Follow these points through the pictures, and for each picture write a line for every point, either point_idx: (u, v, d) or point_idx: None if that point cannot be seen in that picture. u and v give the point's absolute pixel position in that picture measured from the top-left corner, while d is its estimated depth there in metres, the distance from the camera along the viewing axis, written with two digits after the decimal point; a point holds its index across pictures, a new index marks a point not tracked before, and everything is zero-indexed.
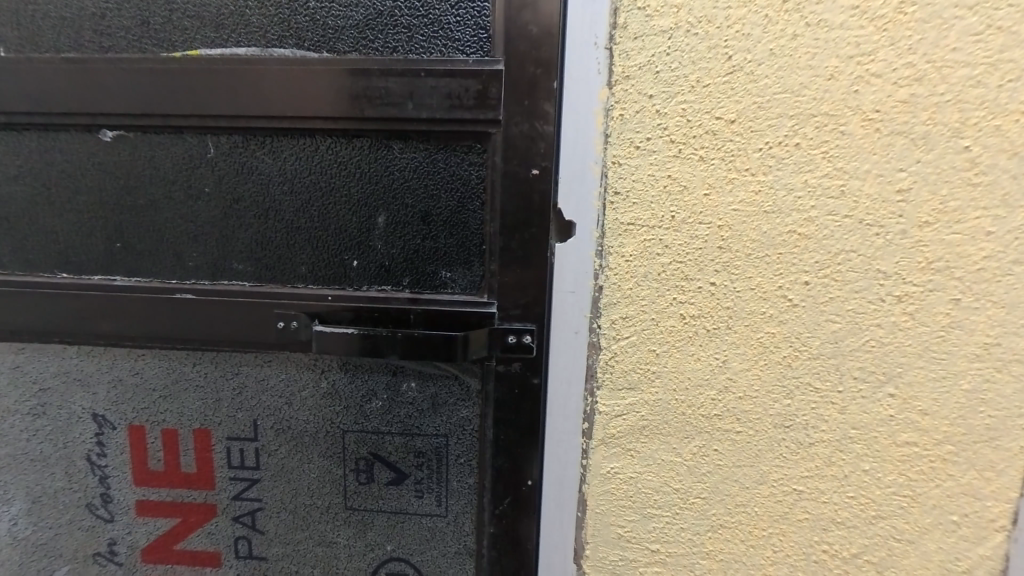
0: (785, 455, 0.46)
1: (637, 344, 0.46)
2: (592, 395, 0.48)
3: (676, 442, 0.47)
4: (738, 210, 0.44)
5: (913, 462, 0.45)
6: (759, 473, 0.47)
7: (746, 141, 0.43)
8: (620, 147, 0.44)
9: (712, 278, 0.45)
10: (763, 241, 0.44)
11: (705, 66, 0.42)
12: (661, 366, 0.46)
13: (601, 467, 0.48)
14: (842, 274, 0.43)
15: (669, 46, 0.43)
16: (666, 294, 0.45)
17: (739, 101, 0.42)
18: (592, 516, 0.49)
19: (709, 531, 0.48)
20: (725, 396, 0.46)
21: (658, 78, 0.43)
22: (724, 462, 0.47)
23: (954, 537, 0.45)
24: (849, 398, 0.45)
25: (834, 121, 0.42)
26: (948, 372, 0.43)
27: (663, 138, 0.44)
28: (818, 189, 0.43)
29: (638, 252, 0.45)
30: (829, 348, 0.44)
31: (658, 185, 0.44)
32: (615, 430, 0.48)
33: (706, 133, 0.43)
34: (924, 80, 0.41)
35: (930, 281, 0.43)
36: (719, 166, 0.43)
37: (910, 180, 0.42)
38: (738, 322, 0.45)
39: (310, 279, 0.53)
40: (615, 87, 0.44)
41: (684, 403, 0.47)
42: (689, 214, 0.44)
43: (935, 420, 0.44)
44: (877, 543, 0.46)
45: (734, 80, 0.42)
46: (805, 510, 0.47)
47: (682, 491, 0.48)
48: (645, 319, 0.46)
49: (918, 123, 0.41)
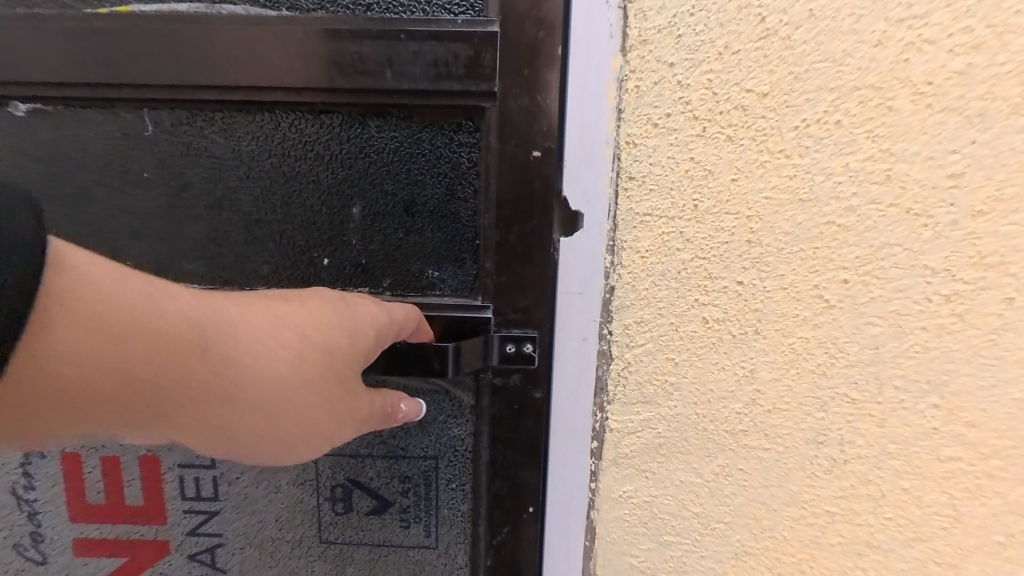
0: (816, 473, 0.41)
1: (654, 353, 0.41)
2: (602, 410, 0.42)
3: (698, 461, 0.42)
4: (770, 198, 0.38)
5: (957, 479, 0.40)
6: (788, 494, 0.42)
7: (780, 118, 0.37)
8: (636, 125, 0.38)
9: (739, 276, 0.39)
10: (796, 234, 0.38)
11: (735, 29, 0.36)
12: (681, 377, 0.41)
13: (612, 491, 0.43)
14: (884, 271, 0.38)
15: (694, 4, 0.36)
16: (686, 295, 0.40)
17: (773, 71, 0.37)
18: (601, 545, 0.44)
19: (732, 558, 0.43)
20: (752, 409, 0.41)
21: (680, 43, 0.37)
22: (750, 483, 0.42)
23: (1000, 560, 0.41)
24: (889, 411, 0.40)
25: (880, 95, 0.36)
26: (998, 380, 0.39)
27: (686, 114, 0.38)
28: (861, 174, 0.37)
29: (656, 246, 0.39)
30: (868, 355, 0.39)
31: (679, 169, 0.38)
32: (628, 449, 0.42)
33: (734, 108, 0.37)
34: (984, 47, 0.35)
35: (981, 278, 0.38)
36: (749, 147, 0.38)
37: (964, 164, 0.37)
38: (768, 326, 0.40)
39: (274, 279, 0.46)
40: (629, 54, 0.37)
41: (706, 418, 0.41)
42: (714, 203, 0.38)
43: (984, 434, 0.39)
44: (914, 567, 0.42)
45: (767, 47, 0.36)
46: (839, 533, 0.42)
47: (702, 516, 0.42)
48: (663, 324, 0.40)
49: (975, 98, 0.36)
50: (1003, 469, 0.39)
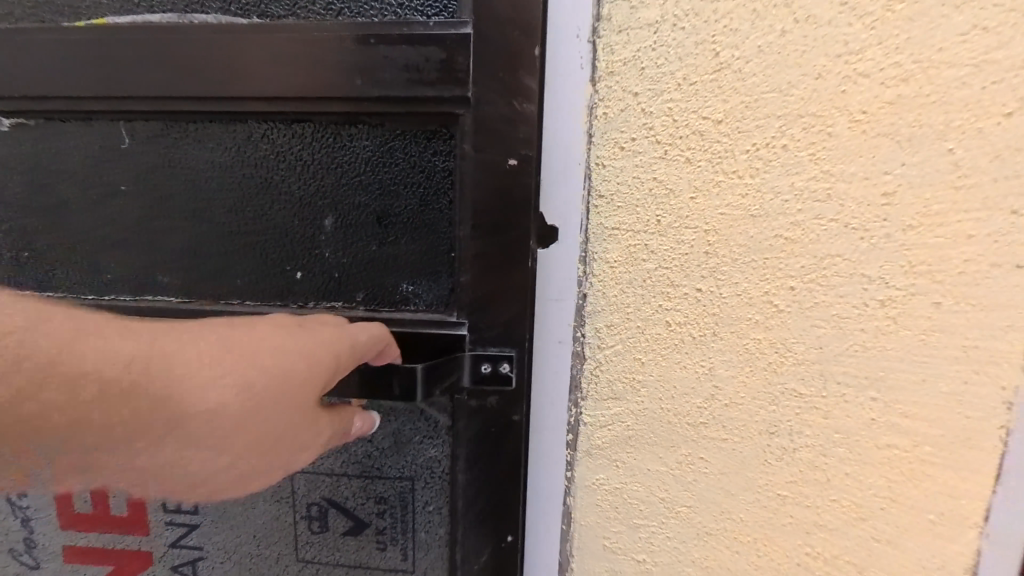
0: (769, 460, 0.46)
1: (623, 353, 0.45)
2: (577, 406, 0.47)
3: (664, 450, 0.46)
4: (725, 214, 0.42)
5: (894, 464, 0.45)
6: (745, 479, 0.46)
7: (734, 142, 0.41)
8: (605, 148, 0.42)
9: (699, 283, 0.43)
10: (749, 246, 0.42)
11: (693, 62, 0.40)
12: (648, 374, 0.45)
13: (586, 479, 0.47)
14: (828, 279, 0.43)
15: (656, 40, 0.40)
16: (652, 301, 0.44)
17: (727, 99, 0.41)
18: (577, 528, 0.48)
19: (696, 539, 0.47)
20: (712, 403, 0.45)
21: (644, 74, 0.41)
22: (711, 469, 0.46)
23: (931, 535, 0.46)
24: (833, 403, 0.44)
25: (822, 122, 0.41)
26: (929, 374, 0.43)
27: (650, 138, 0.42)
28: (805, 192, 0.42)
29: (624, 257, 0.43)
30: (815, 353, 0.44)
31: (644, 187, 0.42)
32: (600, 440, 0.46)
33: (693, 133, 0.41)
34: (911, 81, 0.40)
35: (913, 284, 0.42)
36: (707, 168, 0.42)
37: (896, 183, 0.41)
38: (725, 328, 0.44)
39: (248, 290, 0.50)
40: (599, 84, 0.41)
41: (671, 412, 0.45)
42: (676, 218, 0.42)
43: (916, 422, 0.44)
44: (858, 543, 0.47)
45: (721, 78, 0.40)
46: (791, 513, 0.46)
47: (668, 501, 0.47)
48: (631, 327, 0.44)
49: (905, 125, 0.40)
50: (932, 452, 0.45)
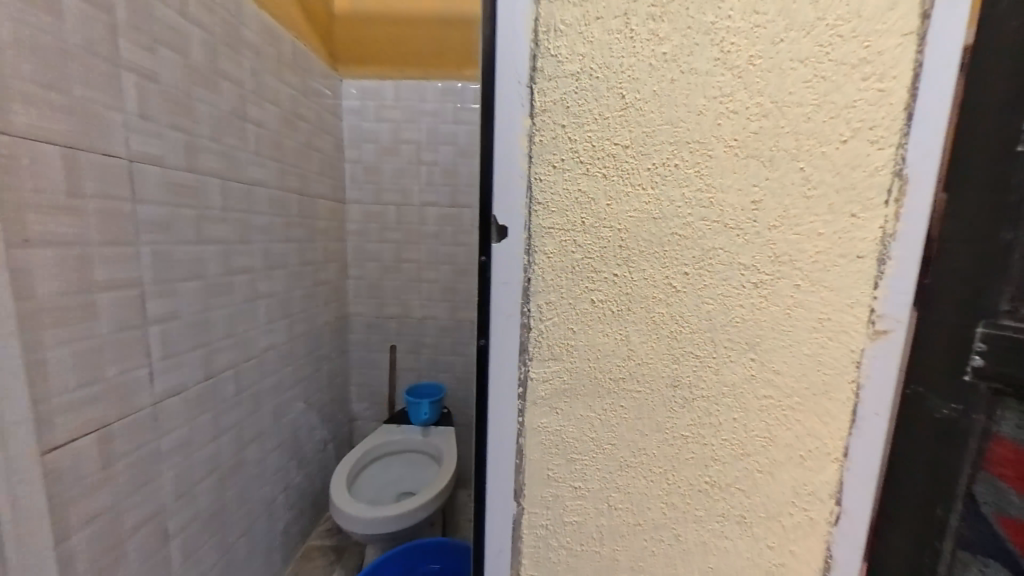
0: (674, 408, 0.59)
1: (559, 324, 0.58)
2: (525, 366, 0.60)
3: (592, 400, 0.59)
4: (634, 216, 0.55)
5: (771, 410, 0.58)
6: (656, 423, 0.59)
7: (638, 162, 0.54)
8: (541, 166, 0.55)
9: (615, 269, 0.56)
10: (653, 241, 0.56)
11: (605, 102, 0.54)
12: (578, 340, 0.58)
13: (533, 423, 0.61)
14: (713, 266, 0.56)
15: (577, 86, 0.54)
16: (580, 283, 0.57)
17: (632, 130, 0.54)
18: (527, 462, 0.62)
19: (619, 470, 0.61)
20: (629, 363, 0.58)
21: (569, 111, 0.54)
22: (629, 415, 0.59)
23: (803, 467, 0.59)
24: (722, 362, 0.57)
25: (704, 147, 0.54)
26: (794, 339, 0.57)
27: (575, 159, 0.55)
28: (694, 200, 0.55)
29: (558, 249, 0.57)
30: (706, 323, 0.57)
31: (572, 196, 0.56)
32: (543, 392, 0.60)
33: (607, 155, 0.54)
34: (770, 116, 0.53)
35: (779, 270, 0.55)
36: (618, 181, 0.55)
37: (762, 193, 0.54)
38: (637, 304, 0.57)
39: None
40: (536, 118, 0.55)
41: (596, 369, 0.59)
42: (596, 219, 0.56)
43: (786, 377, 0.57)
44: (746, 474, 0.60)
45: (627, 114, 0.54)
46: (693, 450, 0.59)
47: (596, 439, 0.60)
48: (564, 304, 0.58)
49: (766, 149, 0.53)
50: (799, 401, 0.58)
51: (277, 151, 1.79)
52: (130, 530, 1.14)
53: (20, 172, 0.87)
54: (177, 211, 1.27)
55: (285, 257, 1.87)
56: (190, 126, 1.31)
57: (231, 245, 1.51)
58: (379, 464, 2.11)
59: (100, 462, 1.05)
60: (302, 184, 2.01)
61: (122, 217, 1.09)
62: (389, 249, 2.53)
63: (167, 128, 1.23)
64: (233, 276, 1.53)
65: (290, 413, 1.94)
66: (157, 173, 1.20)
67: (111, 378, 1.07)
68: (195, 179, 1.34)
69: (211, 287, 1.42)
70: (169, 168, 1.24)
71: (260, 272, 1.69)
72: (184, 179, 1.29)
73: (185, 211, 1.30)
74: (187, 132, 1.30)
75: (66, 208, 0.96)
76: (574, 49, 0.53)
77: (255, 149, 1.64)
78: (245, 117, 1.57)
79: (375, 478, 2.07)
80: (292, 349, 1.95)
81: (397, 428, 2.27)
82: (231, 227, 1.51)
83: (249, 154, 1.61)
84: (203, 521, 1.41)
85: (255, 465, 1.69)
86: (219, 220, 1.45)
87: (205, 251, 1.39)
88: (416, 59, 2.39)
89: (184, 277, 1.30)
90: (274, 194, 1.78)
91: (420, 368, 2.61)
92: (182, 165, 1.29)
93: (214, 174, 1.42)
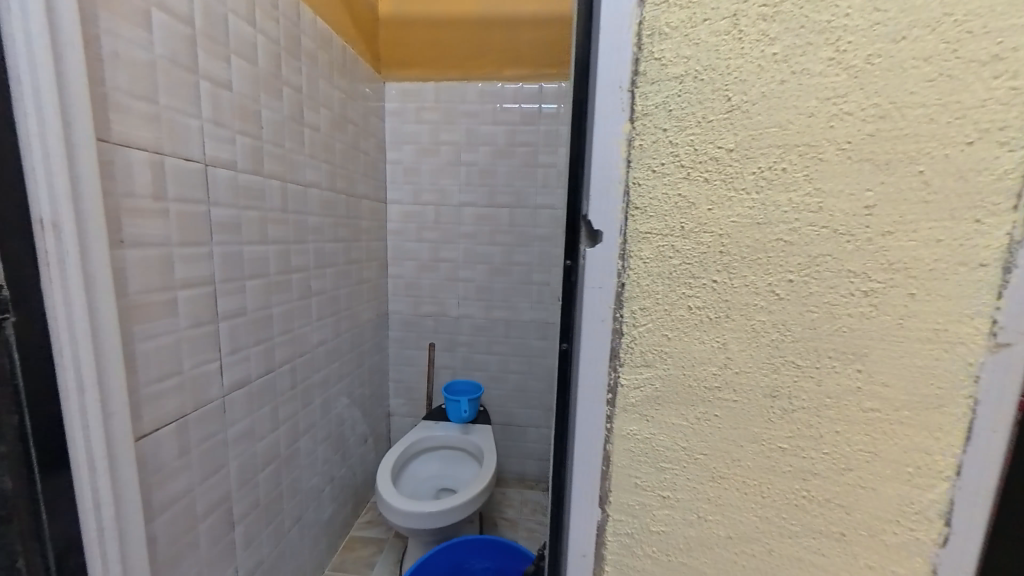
0: (771, 419, 0.57)
1: (653, 330, 0.57)
2: (615, 371, 0.59)
3: (684, 408, 0.58)
4: (736, 222, 0.54)
5: (877, 424, 0.56)
6: (751, 433, 0.58)
7: (742, 166, 0.53)
8: (640, 170, 0.55)
9: (715, 275, 0.55)
10: (755, 246, 0.54)
11: (709, 105, 0.52)
12: (672, 347, 0.58)
13: (622, 430, 0.60)
14: (819, 273, 0.54)
15: (680, 89, 0.53)
16: (677, 289, 0.56)
17: (736, 134, 0.53)
18: (614, 469, 0.61)
19: (710, 480, 0.60)
20: (725, 371, 0.57)
21: (671, 115, 0.53)
22: (723, 425, 0.58)
23: (910, 485, 0.57)
24: (824, 373, 0.55)
25: (814, 150, 0.52)
26: (906, 351, 0.54)
27: (675, 163, 0.54)
28: (800, 205, 0.53)
29: (654, 254, 0.56)
30: (808, 332, 0.55)
31: (670, 201, 0.55)
32: (633, 399, 0.59)
33: (709, 159, 0.53)
34: (887, 117, 0.51)
35: (891, 278, 0.53)
36: (720, 186, 0.54)
37: (876, 198, 0.52)
38: (736, 311, 0.56)
39: None
40: (636, 122, 0.54)
41: (690, 377, 0.58)
42: (695, 225, 0.55)
43: (895, 391, 0.55)
44: (847, 490, 0.58)
45: (732, 117, 0.52)
46: (790, 463, 0.58)
47: (688, 449, 0.59)
48: (659, 310, 0.57)
49: (882, 152, 0.51)
50: (907, 415, 0.55)
51: (326, 152, 1.83)
52: (202, 515, 1.20)
53: (117, 177, 0.92)
54: (244, 213, 1.32)
55: (333, 256, 1.91)
56: (255, 131, 1.37)
57: (287, 245, 1.56)
58: (420, 459, 2.15)
59: (178, 450, 1.10)
60: (348, 185, 2.04)
61: (199, 219, 1.15)
62: (427, 249, 2.52)
63: (236, 133, 1.28)
64: (289, 275, 1.58)
65: (336, 409, 2.00)
66: (227, 177, 1.25)
67: (189, 371, 1.13)
68: (258, 181, 1.39)
69: (270, 286, 1.47)
70: (238, 171, 1.29)
71: (311, 271, 1.73)
72: (250, 181, 1.35)
73: (250, 213, 1.35)
74: (252, 137, 1.35)
75: (153, 210, 1.01)
76: (679, 51, 0.52)
77: (308, 151, 1.68)
78: (300, 120, 1.61)
79: (416, 472, 2.11)
80: (338, 346, 2.00)
81: (436, 425, 2.29)
82: (287, 227, 1.56)
83: (303, 156, 1.65)
84: (262, 509, 1.47)
85: (306, 457, 1.75)
86: (277, 221, 1.49)
87: (266, 251, 1.44)
88: (456, 60, 2.38)
89: (248, 276, 1.35)
90: (324, 195, 1.82)
91: (456, 367, 2.61)
92: (248, 168, 1.34)
93: (274, 177, 1.47)
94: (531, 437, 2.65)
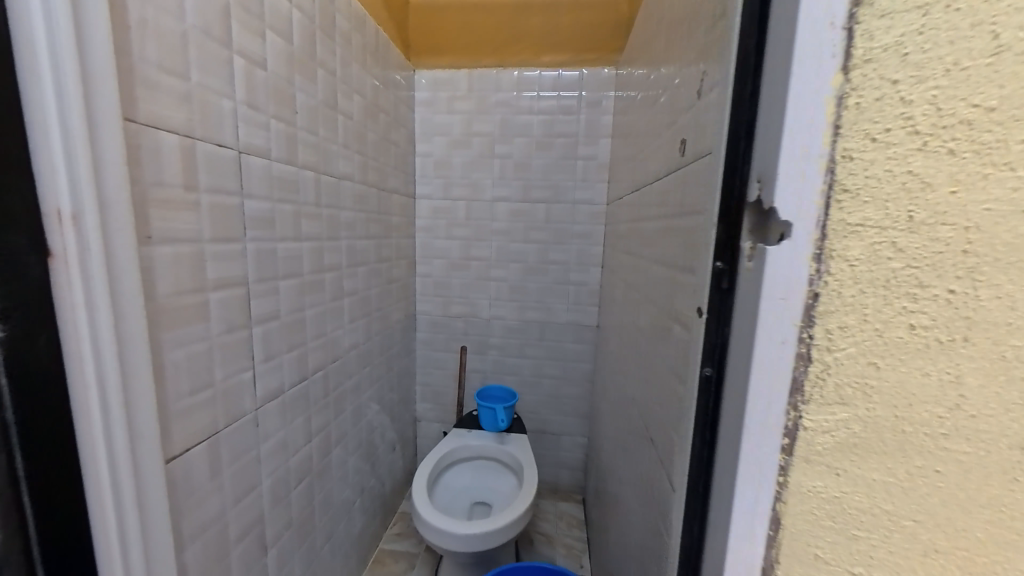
0: (1018, 480, 0.43)
1: (855, 357, 0.43)
2: (796, 410, 0.45)
3: (892, 462, 0.44)
4: (991, 211, 0.39)
5: None
6: (987, 497, 0.43)
7: (1007, 132, 0.38)
8: (854, 139, 0.40)
9: (953, 284, 0.40)
10: (1015, 244, 0.39)
11: (966, 46, 0.37)
12: (882, 380, 0.43)
13: (802, 486, 0.46)
14: None
15: (923, 24, 0.38)
16: (896, 302, 0.41)
17: (1003, 86, 0.38)
18: (787, 535, 0.47)
19: (921, 555, 0.46)
20: (956, 414, 0.42)
21: (907, 61, 0.38)
22: (947, 485, 0.44)
23: None
24: None
25: None
26: None
27: (907, 129, 0.39)
28: None
29: (866, 255, 0.41)
30: None
31: (896, 181, 0.40)
32: (820, 447, 0.45)
33: (959, 123, 0.38)
34: None
35: None
36: (971, 160, 0.39)
37: None
38: (980, 333, 0.41)
39: None
40: (852, 72, 0.38)
41: (905, 421, 0.43)
42: (931, 214, 0.40)
43: None
44: None
45: (999, 63, 0.37)
46: None
47: (892, 513, 0.45)
48: (867, 330, 0.42)
49: None
50: None
51: (359, 142, 1.69)
52: (236, 540, 1.09)
53: (146, 163, 0.80)
54: (278, 206, 1.20)
55: (365, 254, 1.79)
56: (290, 116, 1.24)
57: (321, 241, 1.43)
58: (453, 470, 2.02)
59: (211, 470, 0.99)
60: (379, 178, 1.91)
61: (233, 212, 1.02)
62: (457, 247, 2.38)
63: (270, 118, 1.16)
64: (322, 274, 1.45)
65: (366, 416, 1.87)
66: (262, 166, 1.13)
67: (222, 383, 1.01)
68: (292, 172, 1.27)
69: (304, 286, 1.34)
70: (272, 160, 1.17)
71: (343, 269, 1.60)
72: (284, 172, 1.22)
73: (284, 206, 1.23)
74: (286, 123, 1.22)
75: (185, 202, 0.89)
76: None
77: (341, 141, 1.55)
78: (334, 106, 1.48)
79: (449, 484, 1.98)
80: (369, 350, 1.87)
81: (468, 433, 2.16)
82: (321, 222, 1.43)
83: (337, 146, 1.52)
84: (296, 528, 1.36)
85: (338, 469, 1.63)
86: (311, 215, 1.37)
87: (300, 248, 1.31)
88: (489, 47, 2.24)
89: (282, 275, 1.23)
90: (356, 187, 1.68)
91: (487, 371, 2.48)
92: (282, 157, 1.22)
93: (308, 167, 1.34)
94: (566, 445, 2.50)
